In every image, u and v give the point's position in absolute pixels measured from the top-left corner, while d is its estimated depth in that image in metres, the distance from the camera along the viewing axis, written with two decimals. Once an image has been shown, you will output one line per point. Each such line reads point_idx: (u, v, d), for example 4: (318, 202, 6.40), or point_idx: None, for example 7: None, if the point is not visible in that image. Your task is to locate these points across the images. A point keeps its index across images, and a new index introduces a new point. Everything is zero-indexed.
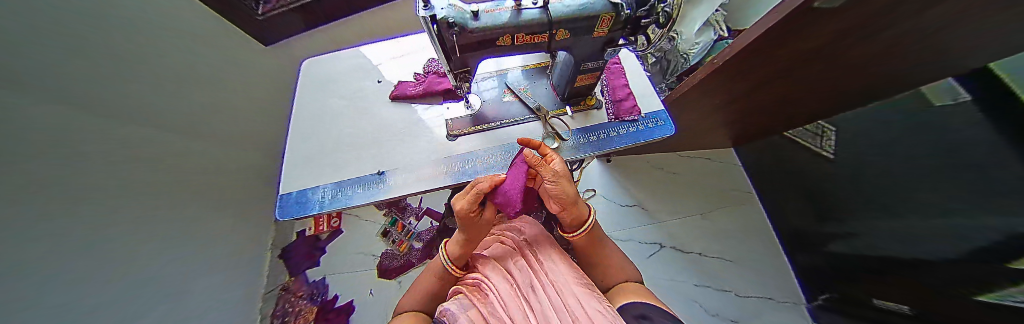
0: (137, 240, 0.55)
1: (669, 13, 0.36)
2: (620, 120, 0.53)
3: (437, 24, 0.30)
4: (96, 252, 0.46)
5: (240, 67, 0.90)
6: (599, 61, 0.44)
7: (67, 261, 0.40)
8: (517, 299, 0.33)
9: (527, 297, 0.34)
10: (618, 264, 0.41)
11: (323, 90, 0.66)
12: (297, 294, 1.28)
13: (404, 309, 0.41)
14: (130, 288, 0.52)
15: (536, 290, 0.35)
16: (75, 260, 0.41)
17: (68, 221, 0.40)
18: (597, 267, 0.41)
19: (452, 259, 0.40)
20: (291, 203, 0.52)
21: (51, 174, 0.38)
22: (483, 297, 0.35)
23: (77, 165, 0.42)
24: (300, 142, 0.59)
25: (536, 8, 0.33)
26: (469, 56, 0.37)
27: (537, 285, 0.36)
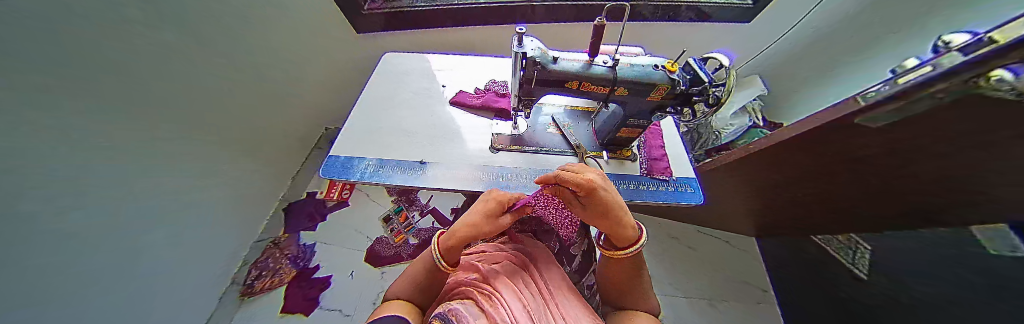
0: (141, 162, 0.58)
1: (719, 96, 0.40)
2: (651, 177, 0.56)
3: (525, 60, 0.37)
4: (86, 150, 0.45)
5: (314, 37, 1.01)
6: (645, 120, 0.49)
7: (53, 153, 0.39)
8: (529, 322, 0.33)
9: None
10: (646, 294, 0.42)
11: (396, 80, 0.77)
12: (283, 252, 1.29)
13: (396, 295, 0.40)
14: (105, 195, 0.51)
15: (548, 320, 0.35)
16: (62, 155, 0.41)
17: (60, 111, 0.40)
18: (620, 295, 0.42)
19: (444, 259, 0.40)
20: (337, 165, 0.58)
21: (50, 57, 0.37)
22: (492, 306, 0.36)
23: (94, 77, 0.45)
24: (363, 117, 0.68)
25: (605, 67, 0.39)
26: (538, 89, 0.43)
27: (549, 316, 0.36)
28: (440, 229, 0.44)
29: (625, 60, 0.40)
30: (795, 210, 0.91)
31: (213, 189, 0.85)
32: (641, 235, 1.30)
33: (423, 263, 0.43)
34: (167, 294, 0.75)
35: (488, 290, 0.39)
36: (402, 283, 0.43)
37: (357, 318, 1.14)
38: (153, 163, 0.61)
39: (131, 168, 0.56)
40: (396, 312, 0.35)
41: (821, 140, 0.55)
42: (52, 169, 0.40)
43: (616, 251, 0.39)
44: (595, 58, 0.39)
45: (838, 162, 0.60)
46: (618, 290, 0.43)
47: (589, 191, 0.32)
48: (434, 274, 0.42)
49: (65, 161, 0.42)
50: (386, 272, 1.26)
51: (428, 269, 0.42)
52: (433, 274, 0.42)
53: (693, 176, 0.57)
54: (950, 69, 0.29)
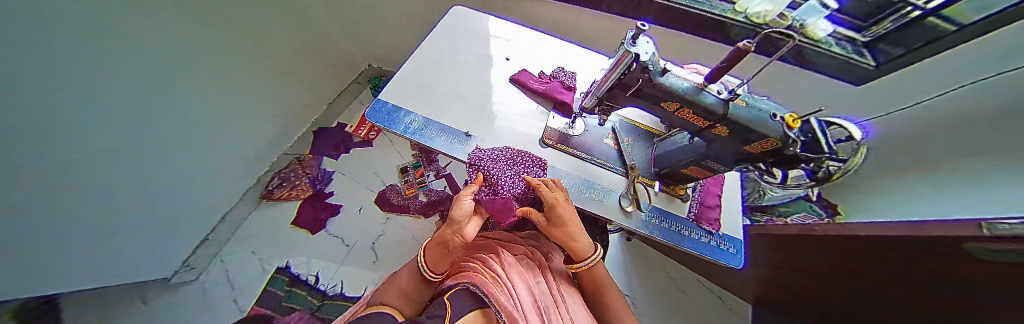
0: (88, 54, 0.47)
1: (829, 171, 0.36)
2: (697, 225, 0.52)
3: (636, 63, 0.32)
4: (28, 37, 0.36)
5: None
6: (723, 165, 0.45)
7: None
8: (535, 313, 0.36)
9: (543, 315, 0.36)
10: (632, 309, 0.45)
11: (459, 39, 0.72)
12: (305, 170, 1.38)
13: (382, 299, 0.35)
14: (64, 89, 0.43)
15: (550, 313, 0.38)
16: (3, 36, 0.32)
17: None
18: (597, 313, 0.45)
19: (434, 257, 0.40)
20: (384, 111, 0.57)
21: None
22: (502, 286, 0.38)
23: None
24: (417, 70, 0.65)
25: (717, 98, 0.34)
26: (630, 97, 0.38)
27: (553, 310, 0.39)
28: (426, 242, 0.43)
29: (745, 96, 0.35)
30: (808, 303, 0.84)
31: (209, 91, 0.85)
32: (638, 265, 1.29)
33: (428, 245, 0.41)
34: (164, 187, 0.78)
35: (490, 279, 0.39)
36: (388, 290, 0.39)
37: (355, 250, 1.25)
38: (151, 58, 0.62)
39: (134, 60, 0.58)
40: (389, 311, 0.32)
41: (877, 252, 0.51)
42: (50, 123, 0.42)
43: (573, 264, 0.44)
44: (710, 84, 0.33)
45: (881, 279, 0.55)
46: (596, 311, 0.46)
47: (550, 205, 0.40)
48: (440, 254, 0.40)
49: (74, 60, 0.44)
50: (389, 219, 1.33)
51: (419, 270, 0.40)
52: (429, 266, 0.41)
53: (740, 236, 0.53)
54: None
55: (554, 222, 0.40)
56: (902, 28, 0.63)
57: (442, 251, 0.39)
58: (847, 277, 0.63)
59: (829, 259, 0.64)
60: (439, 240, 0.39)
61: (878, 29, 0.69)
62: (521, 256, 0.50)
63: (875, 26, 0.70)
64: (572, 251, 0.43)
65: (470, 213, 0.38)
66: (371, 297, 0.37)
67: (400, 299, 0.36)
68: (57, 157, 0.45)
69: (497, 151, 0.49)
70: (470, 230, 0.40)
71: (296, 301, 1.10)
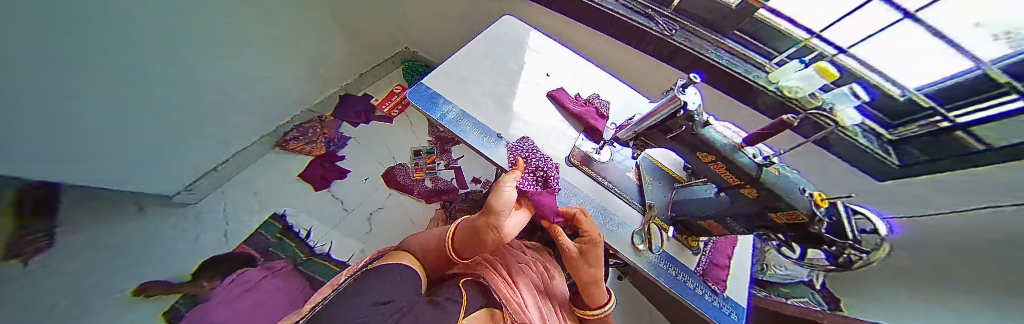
0: None
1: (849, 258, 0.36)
2: (703, 280, 0.52)
3: (686, 111, 0.34)
4: None
5: None
6: (742, 226, 0.45)
7: None
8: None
9: None
10: None
11: (506, 46, 0.77)
12: (324, 131, 1.43)
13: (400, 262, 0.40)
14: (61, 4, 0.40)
15: None
16: None
17: None
18: None
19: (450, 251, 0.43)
20: (424, 96, 0.61)
21: None
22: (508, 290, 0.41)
23: None
24: (462, 65, 0.70)
25: (756, 162, 0.35)
26: (669, 138, 0.40)
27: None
28: (453, 224, 0.44)
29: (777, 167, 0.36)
30: None
31: (242, 33, 0.88)
32: (625, 307, 1.27)
33: (461, 225, 0.42)
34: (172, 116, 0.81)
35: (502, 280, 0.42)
36: (420, 245, 0.46)
37: (352, 216, 1.27)
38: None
39: None
40: (407, 282, 0.35)
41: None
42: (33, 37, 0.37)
43: (594, 311, 0.42)
44: (748, 146, 0.35)
45: None
46: None
47: (591, 241, 0.40)
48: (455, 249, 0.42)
49: None
50: (390, 195, 1.34)
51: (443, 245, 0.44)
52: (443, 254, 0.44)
53: (744, 304, 0.52)
54: None
55: (587, 255, 0.40)
56: (931, 138, 0.53)
57: (469, 238, 0.40)
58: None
59: None
60: (475, 226, 0.39)
61: (907, 131, 0.59)
62: (529, 267, 0.52)
63: (905, 127, 0.60)
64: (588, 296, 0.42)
65: (512, 205, 0.38)
66: (397, 254, 0.43)
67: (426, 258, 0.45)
68: (39, 95, 0.45)
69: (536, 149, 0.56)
70: (505, 222, 0.39)
71: (283, 250, 1.13)
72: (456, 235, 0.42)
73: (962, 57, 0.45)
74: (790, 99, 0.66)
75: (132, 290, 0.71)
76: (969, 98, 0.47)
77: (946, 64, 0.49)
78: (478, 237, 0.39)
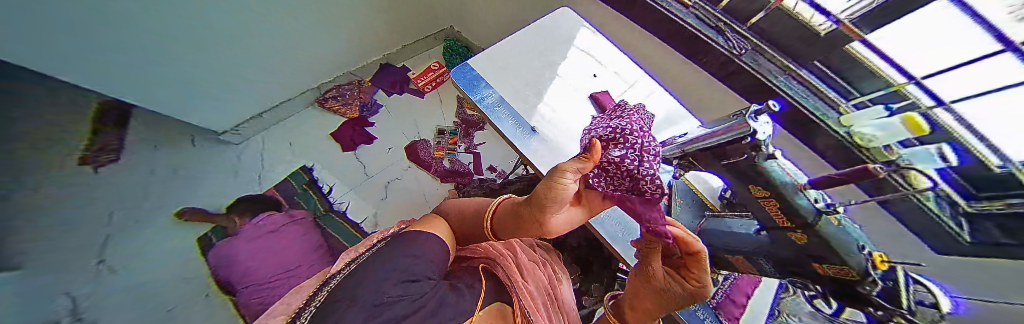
0: None
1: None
2: (712, 311, 0.51)
3: (753, 139, 0.32)
4: None
5: None
6: (773, 270, 0.43)
7: None
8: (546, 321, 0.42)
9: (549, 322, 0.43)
10: None
11: (557, 38, 0.74)
12: (360, 95, 1.49)
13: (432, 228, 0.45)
14: None
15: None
16: None
17: None
18: None
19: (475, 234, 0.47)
20: (468, 77, 0.63)
21: None
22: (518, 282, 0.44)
23: None
24: (509, 51, 0.70)
25: (819, 207, 0.32)
26: (721, 163, 0.39)
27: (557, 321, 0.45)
28: (493, 206, 0.46)
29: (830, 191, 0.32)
30: None
31: None
32: None
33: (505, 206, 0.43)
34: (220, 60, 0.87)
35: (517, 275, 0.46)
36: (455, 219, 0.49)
37: (372, 181, 1.34)
38: None
39: None
40: (440, 254, 0.39)
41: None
42: None
43: None
44: (813, 189, 0.32)
45: None
46: None
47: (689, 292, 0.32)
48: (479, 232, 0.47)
49: None
50: (410, 168, 1.39)
51: (477, 222, 0.47)
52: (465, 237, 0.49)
53: None
54: None
55: (664, 292, 0.34)
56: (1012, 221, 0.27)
57: (511, 220, 0.41)
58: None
59: None
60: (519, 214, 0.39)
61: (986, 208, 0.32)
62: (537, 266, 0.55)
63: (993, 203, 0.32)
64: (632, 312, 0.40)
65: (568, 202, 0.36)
66: (431, 220, 0.48)
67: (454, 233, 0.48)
68: (87, 18, 0.48)
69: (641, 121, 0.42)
70: (550, 218, 0.38)
71: (305, 200, 1.25)
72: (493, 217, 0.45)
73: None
74: (859, 147, 0.46)
75: (173, 212, 0.94)
76: None
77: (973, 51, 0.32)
78: (518, 222, 0.40)
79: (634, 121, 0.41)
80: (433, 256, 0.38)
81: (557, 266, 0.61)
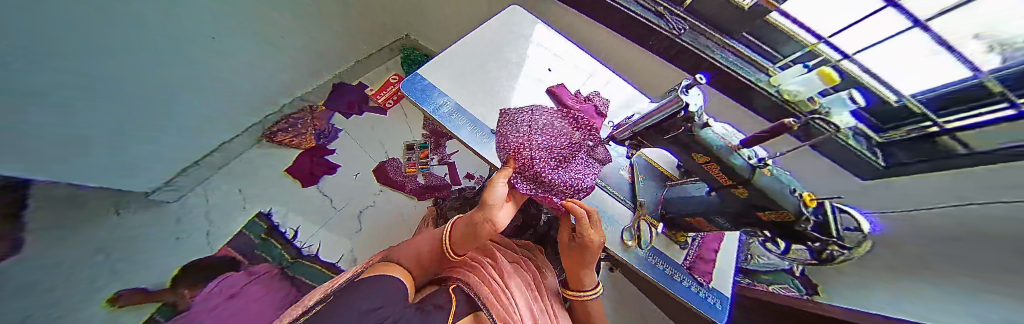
0: None
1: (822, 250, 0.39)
2: (691, 273, 0.55)
3: (686, 112, 0.33)
4: None
5: None
6: (728, 224, 0.46)
7: None
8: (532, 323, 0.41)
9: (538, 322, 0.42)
10: None
11: (506, 37, 0.73)
12: (313, 124, 1.37)
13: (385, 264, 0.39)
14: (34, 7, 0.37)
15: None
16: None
17: None
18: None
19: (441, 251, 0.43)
20: (418, 88, 0.58)
21: None
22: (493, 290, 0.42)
23: None
24: (458, 55, 0.66)
25: (748, 163, 0.35)
26: (666, 138, 0.41)
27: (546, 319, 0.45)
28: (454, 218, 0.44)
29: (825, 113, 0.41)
30: None
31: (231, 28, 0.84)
32: (615, 301, 1.33)
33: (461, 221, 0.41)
34: (156, 115, 0.78)
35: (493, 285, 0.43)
36: (406, 251, 0.43)
37: (344, 213, 1.25)
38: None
39: None
40: (396, 284, 0.33)
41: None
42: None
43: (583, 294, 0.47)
44: (743, 148, 0.35)
45: None
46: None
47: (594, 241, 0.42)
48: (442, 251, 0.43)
49: None
50: (383, 191, 1.32)
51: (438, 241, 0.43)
52: (424, 260, 0.42)
53: (728, 294, 0.55)
54: None
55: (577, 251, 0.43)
56: (916, 142, 0.49)
57: (468, 232, 0.39)
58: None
59: None
60: (471, 221, 0.38)
61: (896, 134, 0.54)
62: (519, 266, 0.54)
63: (896, 130, 0.55)
64: (573, 283, 0.48)
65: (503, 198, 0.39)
66: (384, 256, 0.42)
67: (406, 262, 0.41)
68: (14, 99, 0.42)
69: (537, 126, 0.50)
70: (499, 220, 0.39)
71: (268, 251, 1.11)
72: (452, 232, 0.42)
73: (935, 47, 0.43)
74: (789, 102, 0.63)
75: (106, 298, 0.65)
76: (951, 105, 0.44)
77: (943, 71, 0.44)
78: (474, 231, 0.38)
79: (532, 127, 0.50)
80: (391, 284, 0.32)
81: (539, 261, 0.61)
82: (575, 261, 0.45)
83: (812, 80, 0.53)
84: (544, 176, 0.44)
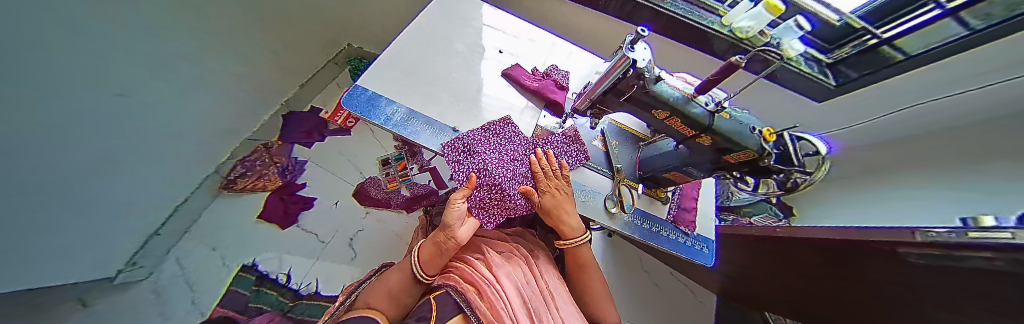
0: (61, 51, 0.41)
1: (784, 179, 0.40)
2: (675, 225, 0.56)
3: (634, 70, 0.32)
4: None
5: None
6: (700, 172, 0.47)
7: None
8: (526, 315, 0.41)
9: (532, 313, 0.42)
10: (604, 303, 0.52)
11: (450, 25, 0.67)
12: (274, 159, 1.27)
13: (362, 304, 0.38)
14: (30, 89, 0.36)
15: (541, 311, 0.43)
16: None
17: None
18: (581, 300, 0.54)
19: (423, 267, 0.43)
20: (363, 101, 0.51)
21: None
22: (482, 292, 0.41)
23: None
24: (401, 56, 0.60)
25: (705, 110, 0.35)
26: (621, 103, 0.40)
27: (542, 306, 0.44)
28: (417, 243, 0.47)
29: (786, 42, 0.60)
30: (751, 294, 0.96)
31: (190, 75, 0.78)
32: (617, 261, 1.35)
33: (428, 248, 0.44)
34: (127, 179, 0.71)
35: (479, 280, 0.43)
36: (376, 291, 0.41)
37: (332, 245, 1.20)
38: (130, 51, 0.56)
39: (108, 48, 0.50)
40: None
41: (826, 256, 0.55)
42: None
43: (566, 242, 0.49)
44: (699, 96, 0.34)
45: (828, 283, 0.61)
46: (583, 298, 0.53)
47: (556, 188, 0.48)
48: (422, 270, 0.43)
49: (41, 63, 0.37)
50: (369, 213, 1.29)
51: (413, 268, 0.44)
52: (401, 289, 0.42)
53: (712, 237, 0.58)
54: (970, 240, 0.29)
55: (545, 204, 0.47)
56: (862, 55, 0.66)
57: (438, 252, 0.43)
58: (827, 291, 0.63)
59: (784, 262, 0.70)
60: (434, 240, 0.44)
61: (839, 54, 0.72)
62: (513, 256, 0.52)
63: (838, 50, 0.72)
64: (562, 232, 0.48)
65: (462, 216, 0.43)
66: (362, 293, 0.42)
67: (383, 293, 0.40)
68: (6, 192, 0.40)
69: (487, 141, 0.49)
70: (457, 233, 0.43)
71: (260, 300, 1.00)
72: (424, 255, 0.44)
73: None
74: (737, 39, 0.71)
75: None
76: (888, 16, 0.61)
77: None
78: (439, 250, 0.44)
79: (481, 143, 0.48)
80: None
81: (533, 248, 0.60)
82: (551, 215, 0.47)
83: (764, 13, 0.61)
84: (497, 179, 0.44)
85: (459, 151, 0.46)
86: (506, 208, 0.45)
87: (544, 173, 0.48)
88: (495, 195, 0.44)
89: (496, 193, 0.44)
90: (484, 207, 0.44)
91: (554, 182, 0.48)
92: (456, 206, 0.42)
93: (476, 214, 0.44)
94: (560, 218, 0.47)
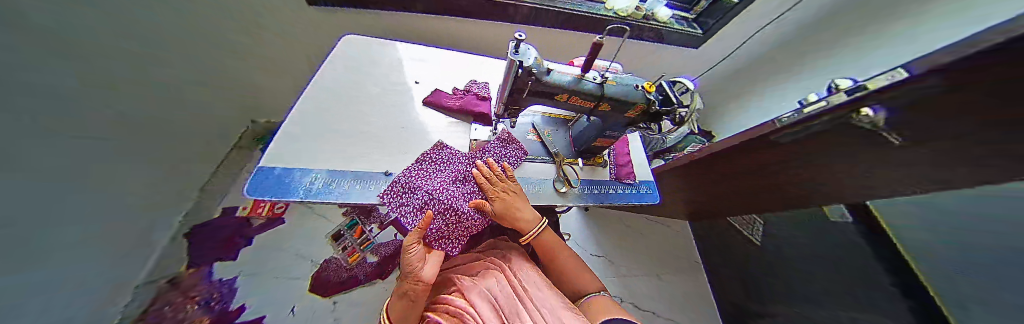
0: None
1: (683, 117, 0.45)
2: (619, 181, 0.63)
3: (521, 69, 0.36)
4: None
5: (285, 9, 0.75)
6: (618, 132, 0.53)
7: None
8: None
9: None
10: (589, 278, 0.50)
11: (356, 72, 0.64)
12: (186, 293, 0.85)
13: None
14: None
15: (520, 316, 0.40)
16: None
17: None
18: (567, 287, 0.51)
19: None
20: (271, 180, 0.43)
21: None
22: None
23: None
24: (306, 118, 0.53)
25: (594, 83, 0.41)
26: (528, 99, 0.43)
27: (522, 310, 0.41)
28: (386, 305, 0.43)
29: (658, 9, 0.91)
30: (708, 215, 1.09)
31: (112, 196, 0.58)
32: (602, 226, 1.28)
33: (394, 304, 0.40)
34: None
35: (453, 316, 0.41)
36: None
37: None
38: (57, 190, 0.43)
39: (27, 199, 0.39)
40: None
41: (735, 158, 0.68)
42: None
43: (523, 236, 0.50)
44: (585, 74, 0.40)
45: (744, 177, 0.75)
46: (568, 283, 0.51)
47: (505, 190, 0.48)
48: None
49: None
50: (337, 304, 0.96)
51: None
52: None
53: (650, 179, 0.66)
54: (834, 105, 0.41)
55: (498, 211, 0.46)
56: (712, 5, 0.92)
57: (404, 305, 0.39)
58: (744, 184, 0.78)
59: (713, 175, 0.83)
60: (400, 293, 0.40)
61: (698, 9, 0.97)
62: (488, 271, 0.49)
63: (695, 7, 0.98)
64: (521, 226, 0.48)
65: (417, 255, 0.40)
66: None
67: None
68: None
69: (421, 172, 0.47)
70: (419, 273, 0.40)
71: None
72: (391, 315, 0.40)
73: None
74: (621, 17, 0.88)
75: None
76: None
77: None
78: (407, 301, 0.40)
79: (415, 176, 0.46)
80: None
81: (510, 250, 0.57)
82: (506, 216, 0.47)
83: None
84: (448, 204, 0.43)
85: (397, 194, 0.44)
86: (467, 230, 0.45)
87: (488, 180, 0.48)
88: (450, 219, 0.44)
89: (452, 218, 0.44)
90: (444, 237, 0.43)
91: (502, 186, 0.49)
92: (411, 248, 0.40)
93: (434, 247, 0.42)
94: (516, 216, 0.47)
